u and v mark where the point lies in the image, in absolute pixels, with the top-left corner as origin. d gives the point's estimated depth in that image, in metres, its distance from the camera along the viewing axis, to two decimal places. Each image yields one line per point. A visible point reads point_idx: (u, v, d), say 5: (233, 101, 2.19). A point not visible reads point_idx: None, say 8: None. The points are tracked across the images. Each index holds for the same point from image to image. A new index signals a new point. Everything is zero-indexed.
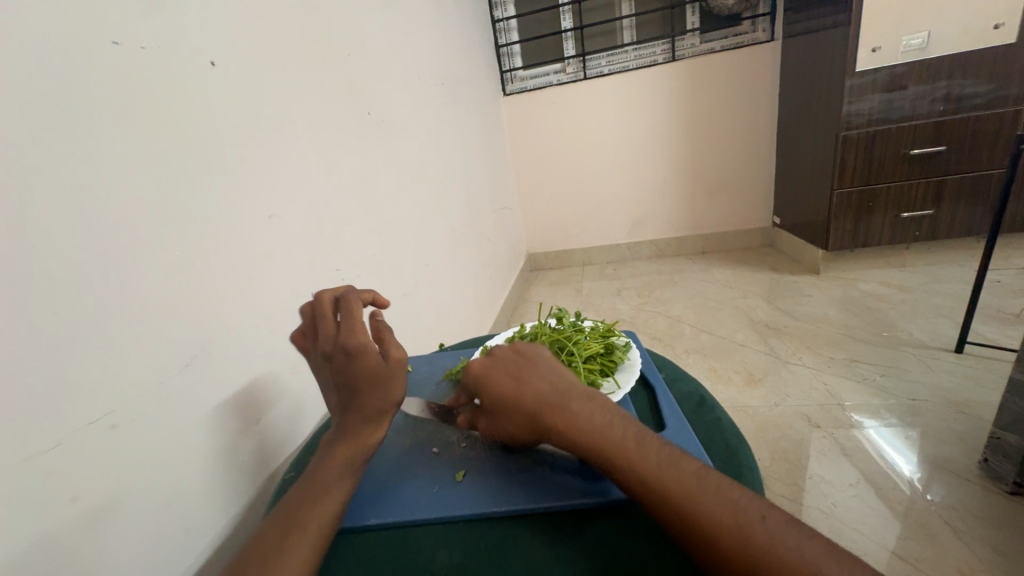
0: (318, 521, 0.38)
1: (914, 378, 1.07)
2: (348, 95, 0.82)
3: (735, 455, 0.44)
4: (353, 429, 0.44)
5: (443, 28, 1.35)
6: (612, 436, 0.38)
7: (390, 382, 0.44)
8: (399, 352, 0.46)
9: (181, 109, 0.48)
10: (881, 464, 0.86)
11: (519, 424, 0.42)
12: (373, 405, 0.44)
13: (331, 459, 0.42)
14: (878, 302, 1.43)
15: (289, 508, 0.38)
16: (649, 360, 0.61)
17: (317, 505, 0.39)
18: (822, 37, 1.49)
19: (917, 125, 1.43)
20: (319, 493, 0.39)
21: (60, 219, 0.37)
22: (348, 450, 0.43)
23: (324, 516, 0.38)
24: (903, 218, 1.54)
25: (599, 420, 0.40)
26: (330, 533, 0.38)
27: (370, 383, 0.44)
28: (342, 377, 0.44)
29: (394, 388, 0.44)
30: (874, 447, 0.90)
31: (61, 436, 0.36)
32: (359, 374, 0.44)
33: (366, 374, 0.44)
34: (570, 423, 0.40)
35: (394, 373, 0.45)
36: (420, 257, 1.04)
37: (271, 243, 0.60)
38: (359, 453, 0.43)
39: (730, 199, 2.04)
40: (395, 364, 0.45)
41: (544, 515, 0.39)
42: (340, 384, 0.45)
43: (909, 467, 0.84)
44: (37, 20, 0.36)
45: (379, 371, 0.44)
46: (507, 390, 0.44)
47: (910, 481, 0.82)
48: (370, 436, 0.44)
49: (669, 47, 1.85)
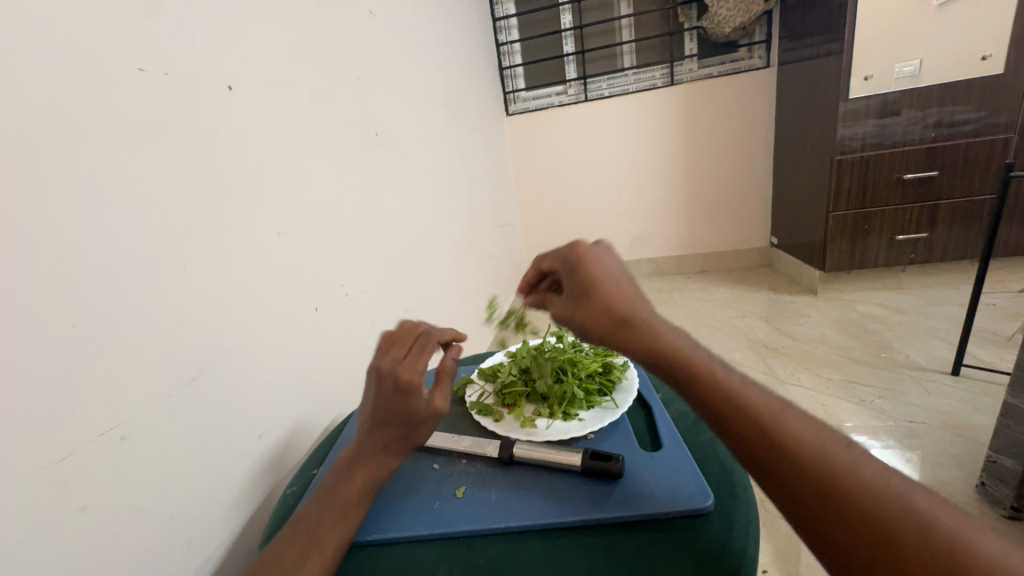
0: (331, 539, 0.39)
1: (911, 400, 1.07)
2: (357, 117, 0.85)
3: (729, 474, 0.44)
4: (373, 452, 0.43)
5: (448, 51, 1.39)
6: (697, 359, 0.39)
7: (423, 426, 0.43)
8: (441, 400, 0.43)
9: (199, 130, 0.51)
10: None
11: (604, 318, 0.42)
12: (398, 437, 0.43)
13: (344, 482, 0.42)
14: (875, 324, 1.44)
15: (299, 525, 0.39)
16: (646, 379, 0.62)
17: (327, 521, 0.39)
18: (816, 65, 1.54)
19: (910, 150, 1.47)
20: (329, 509, 0.40)
21: (83, 238, 0.39)
22: (364, 471, 0.42)
23: (336, 533, 0.39)
24: (898, 240, 1.57)
25: (688, 348, 0.40)
26: (340, 550, 0.39)
27: (404, 420, 0.42)
28: (381, 401, 0.43)
29: (421, 432, 0.43)
30: None
31: (73, 447, 0.37)
32: (396, 406, 0.42)
33: (406, 411, 0.42)
34: (656, 338, 0.40)
35: (428, 419, 0.43)
36: (423, 273, 1.06)
37: (280, 260, 0.62)
38: (369, 474, 0.42)
39: (727, 220, 2.07)
40: (433, 410, 0.43)
41: (544, 532, 0.40)
42: (374, 406, 0.43)
43: None
44: (66, 51, 0.38)
45: (418, 413, 0.42)
46: (599, 282, 0.43)
47: None
48: (385, 458, 0.43)
49: (667, 72, 1.91)
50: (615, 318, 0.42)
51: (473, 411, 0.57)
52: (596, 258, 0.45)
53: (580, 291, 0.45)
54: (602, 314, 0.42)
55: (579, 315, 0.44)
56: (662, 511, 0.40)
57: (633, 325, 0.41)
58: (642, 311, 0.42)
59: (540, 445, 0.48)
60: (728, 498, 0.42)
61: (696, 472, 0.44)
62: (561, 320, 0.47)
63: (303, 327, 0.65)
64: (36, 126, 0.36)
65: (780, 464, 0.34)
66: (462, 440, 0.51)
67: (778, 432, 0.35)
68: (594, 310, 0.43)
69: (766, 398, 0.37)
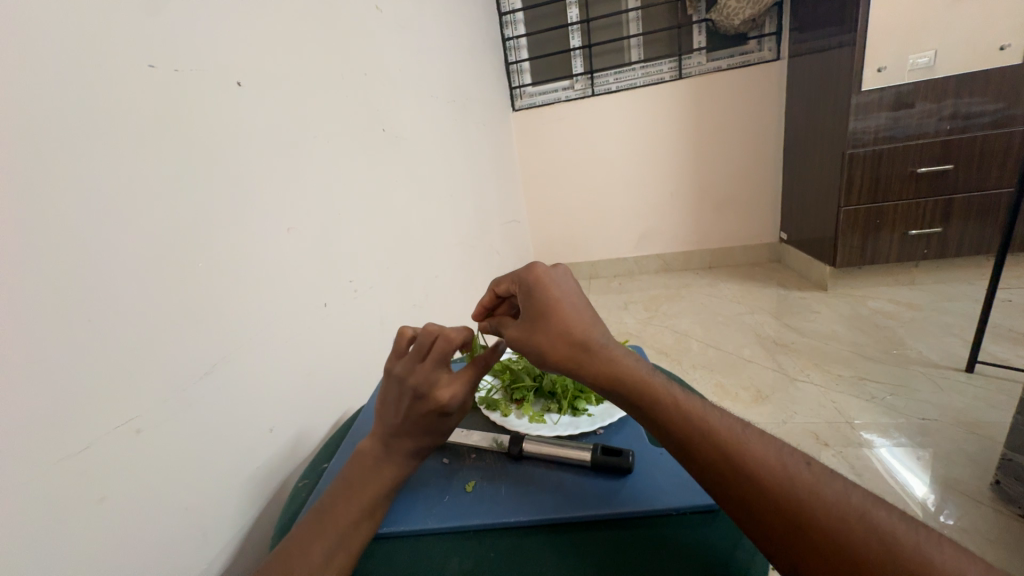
0: (345, 530, 0.39)
1: (924, 397, 1.06)
2: (364, 113, 0.85)
3: None
4: (394, 452, 0.44)
5: (454, 46, 1.39)
6: (652, 383, 0.39)
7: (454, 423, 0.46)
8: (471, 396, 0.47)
9: (208, 125, 0.51)
10: (893, 484, 0.85)
11: (560, 341, 0.43)
12: (431, 440, 0.45)
13: (359, 475, 0.43)
14: (887, 320, 1.42)
15: (313, 516, 0.39)
16: None
17: (340, 513, 0.40)
18: (828, 57, 1.51)
19: (924, 144, 1.44)
20: (342, 501, 0.41)
21: (95, 233, 0.39)
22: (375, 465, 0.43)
23: (350, 524, 0.39)
24: (911, 235, 1.54)
25: (641, 370, 0.41)
26: (355, 541, 0.39)
27: (434, 431, 0.45)
28: (418, 416, 0.43)
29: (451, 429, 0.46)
30: (884, 467, 0.89)
31: (89, 439, 0.38)
32: (436, 418, 0.44)
33: (446, 419, 0.44)
34: (614, 361, 0.41)
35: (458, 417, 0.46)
36: (431, 270, 1.06)
37: (289, 256, 0.62)
38: (383, 466, 0.43)
39: (736, 215, 2.05)
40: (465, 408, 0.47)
41: (554, 526, 0.40)
42: (409, 420, 0.43)
43: (922, 488, 0.83)
44: (74, 47, 0.38)
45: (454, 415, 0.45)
46: (555, 306, 0.44)
47: (922, 502, 0.81)
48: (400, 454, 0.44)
49: (675, 65, 1.89)
50: (572, 342, 0.42)
51: (482, 406, 0.57)
52: (551, 282, 0.46)
53: (535, 316, 0.45)
54: (559, 339, 0.43)
55: (535, 340, 0.45)
56: (672, 507, 0.39)
57: (590, 351, 0.42)
58: (597, 335, 0.43)
59: (550, 440, 0.48)
60: None
61: None
62: (517, 346, 0.47)
63: (312, 323, 0.66)
64: (48, 121, 0.36)
65: (740, 490, 0.33)
66: (471, 435, 0.51)
67: (744, 457, 0.34)
68: (550, 335, 0.43)
69: (720, 419, 0.37)
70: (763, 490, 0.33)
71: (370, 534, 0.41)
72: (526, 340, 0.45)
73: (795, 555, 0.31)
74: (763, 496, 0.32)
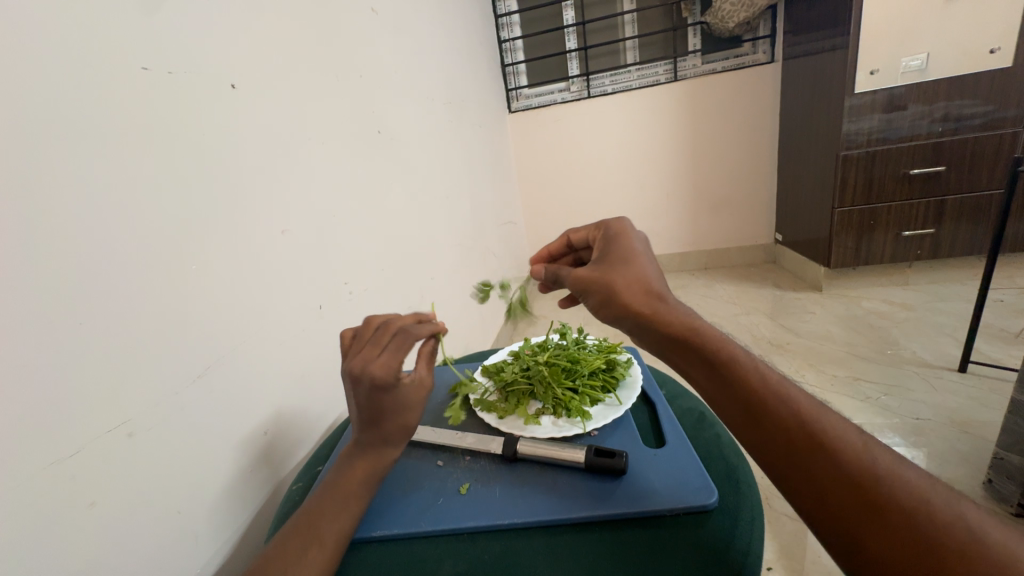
0: (331, 534, 0.39)
1: (918, 397, 1.07)
2: (359, 114, 0.85)
3: (734, 472, 0.44)
4: (370, 447, 0.43)
5: (450, 48, 1.39)
6: (725, 341, 0.40)
7: (414, 403, 0.44)
8: (425, 373, 0.44)
9: (200, 127, 0.51)
10: None
11: (639, 288, 0.44)
12: (394, 424, 0.43)
13: (345, 477, 0.42)
14: (881, 320, 1.43)
15: (302, 521, 0.39)
16: (649, 377, 0.62)
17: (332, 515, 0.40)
18: (822, 59, 1.52)
19: (917, 145, 1.46)
20: (332, 504, 0.40)
21: (89, 235, 0.39)
22: (365, 466, 0.43)
23: (337, 528, 0.39)
24: (905, 236, 1.56)
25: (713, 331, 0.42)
26: (339, 545, 0.39)
27: (395, 410, 0.43)
28: (365, 401, 0.42)
29: (412, 411, 0.43)
30: None
31: (82, 443, 0.38)
32: (382, 398, 0.42)
33: (393, 398, 0.42)
34: (678, 310, 0.42)
35: (417, 397, 0.44)
36: (426, 271, 1.06)
37: (284, 258, 0.62)
38: (374, 468, 0.43)
39: (731, 215, 2.06)
40: (422, 387, 0.44)
41: (550, 527, 0.40)
42: (360, 407, 0.43)
43: None
44: (68, 51, 0.38)
45: (405, 395, 0.43)
46: (638, 254, 0.48)
47: None
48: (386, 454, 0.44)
49: (671, 68, 1.90)
50: (648, 292, 0.44)
51: (476, 408, 0.57)
52: (636, 238, 0.51)
53: (616, 257, 0.48)
54: (634, 279, 0.45)
55: (608, 276, 0.46)
56: (666, 507, 0.40)
57: (660, 295, 0.43)
58: (670, 296, 0.44)
59: (544, 441, 0.48)
60: (731, 496, 0.41)
61: (699, 467, 0.44)
62: (584, 283, 0.48)
63: (307, 326, 0.66)
64: (41, 124, 0.36)
65: (810, 452, 0.34)
66: (464, 437, 0.51)
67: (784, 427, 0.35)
68: (628, 273, 0.45)
69: (801, 392, 0.37)
70: (835, 458, 0.33)
71: (351, 538, 0.41)
72: (599, 276, 0.46)
73: (850, 523, 0.32)
74: (835, 465, 0.33)
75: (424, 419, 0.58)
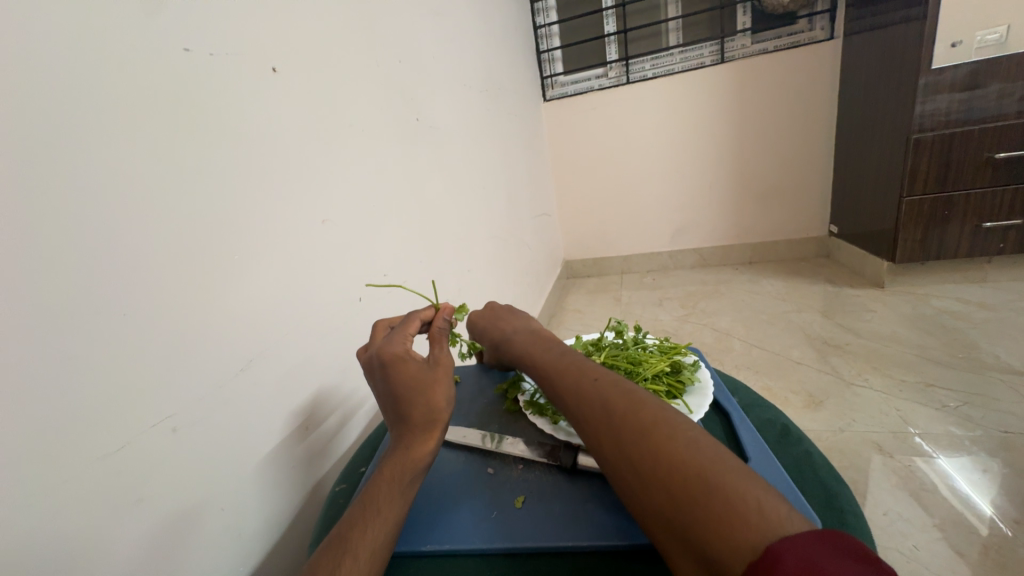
0: (369, 549, 0.35)
1: (1005, 408, 0.95)
2: (399, 103, 0.83)
3: (833, 498, 0.38)
4: (402, 446, 0.41)
5: (486, 34, 1.35)
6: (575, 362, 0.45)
7: (440, 380, 0.43)
8: (446, 354, 0.45)
9: (240, 110, 0.49)
10: (952, 497, 0.78)
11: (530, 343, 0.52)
12: (424, 405, 0.42)
13: (381, 486, 0.39)
14: (955, 321, 1.30)
15: (338, 532, 0.36)
16: (720, 383, 0.56)
17: (369, 524, 0.36)
18: (892, 33, 1.38)
19: (1003, 126, 1.30)
20: (370, 515, 0.37)
21: (127, 222, 0.37)
22: (394, 472, 0.39)
23: (377, 542, 0.36)
24: (985, 228, 1.40)
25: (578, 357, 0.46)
26: (378, 561, 0.35)
27: (417, 388, 0.42)
28: (386, 389, 0.44)
29: (438, 387, 0.42)
30: (941, 478, 0.82)
31: (127, 438, 0.36)
32: (406, 379, 0.43)
33: (415, 376, 0.43)
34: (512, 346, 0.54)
35: (440, 376, 0.44)
36: (463, 263, 1.03)
37: (324, 248, 0.60)
38: (406, 471, 0.40)
39: (781, 207, 1.93)
40: (445, 368, 0.44)
41: (617, 553, 0.36)
42: (386, 396, 0.44)
43: (986, 504, 0.76)
44: (107, 29, 0.37)
45: (425, 374, 0.43)
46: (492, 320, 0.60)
47: (989, 520, 0.73)
48: (418, 452, 0.41)
49: (717, 49, 1.79)
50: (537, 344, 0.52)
51: (527, 411, 0.53)
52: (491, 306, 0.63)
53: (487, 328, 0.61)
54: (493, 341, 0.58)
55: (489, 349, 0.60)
56: None
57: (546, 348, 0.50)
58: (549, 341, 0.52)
59: None
60: (835, 526, 0.36)
61: (791, 490, 0.38)
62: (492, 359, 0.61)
63: (347, 319, 0.64)
64: (78, 107, 0.35)
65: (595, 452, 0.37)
66: (517, 445, 0.48)
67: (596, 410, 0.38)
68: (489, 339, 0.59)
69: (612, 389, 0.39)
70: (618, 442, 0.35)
71: (388, 553, 0.37)
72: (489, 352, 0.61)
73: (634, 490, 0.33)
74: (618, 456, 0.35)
75: (470, 421, 0.55)
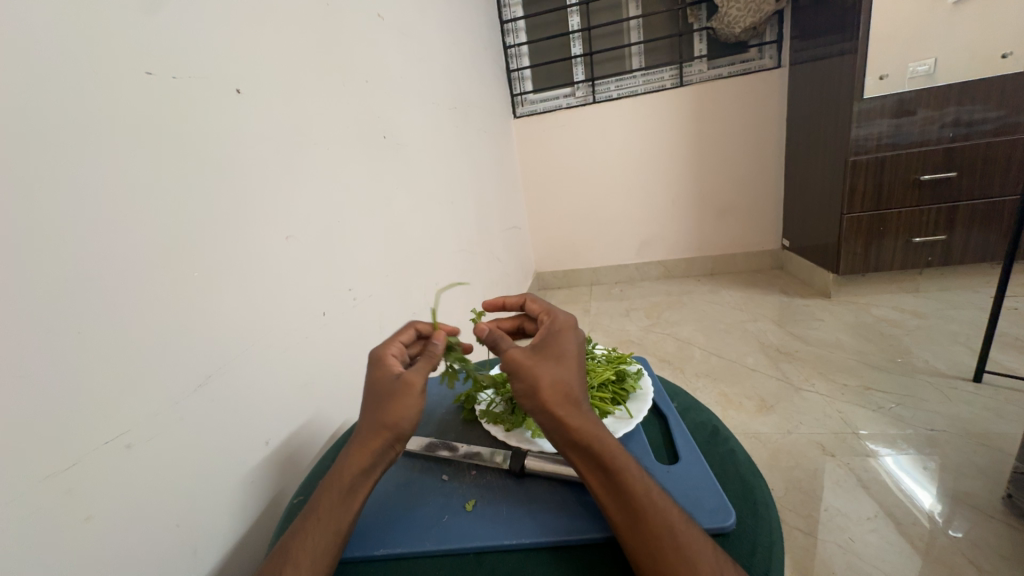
0: (310, 556, 0.37)
1: (931, 408, 1.04)
2: (368, 121, 0.85)
3: (751, 490, 0.43)
4: (347, 454, 0.42)
5: (456, 52, 1.39)
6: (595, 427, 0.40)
7: (404, 398, 0.43)
8: (419, 375, 0.44)
9: (203, 130, 0.50)
10: (900, 495, 0.83)
11: (554, 387, 0.41)
12: (381, 418, 0.43)
13: (324, 496, 0.40)
14: (891, 328, 1.41)
15: (282, 542, 0.38)
16: (661, 389, 0.60)
17: (312, 532, 0.38)
18: (830, 64, 1.51)
19: (926, 151, 1.44)
20: (313, 524, 0.39)
21: (85, 241, 0.38)
22: (337, 478, 0.41)
23: (321, 549, 0.38)
24: (915, 242, 1.53)
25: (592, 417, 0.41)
26: (322, 566, 0.37)
27: (378, 392, 0.44)
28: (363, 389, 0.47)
29: (391, 400, 0.43)
30: (891, 478, 0.87)
31: (80, 455, 0.37)
32: (378, 385, 0.45)
33: (384, 385, 0.44)
34: (559, 384, 0.41)
35: (401, 391, 0.43)
36: (430, 276, 1.05)
37: (287, 263, 0.61)
38: (345, 478, 0.41)
39: (738, 222, 2.04)
40: (412, 386, 0.43)
41: (554, 548, 0.39)
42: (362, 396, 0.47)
43: (929, 500, 0.82)
44: (70, 52, 0.38)
45: (393, 386, 0.44)
46: (570, 353, 0.44)
47: (929, 513, 0.79)
48: (357, 457, 0.41)
49: (676, 73, 1.90)
50: (560, 389, 0.41)
51: (482, 419, 0.55)
52: (569, 326, 0.47)
53: (550, 352, 0.44)
54: (565, 380, 0.42)
55: (537, 366, 0.42)
56: None
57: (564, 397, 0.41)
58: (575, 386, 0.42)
59: (551, 456, 0.48)
60: (751, 516, 0.40)
61: (714, 486, 0.43)
62: (514, 367, 0.43)
63: (310, 332, 0.65)
64: (39, 128, 0.35)
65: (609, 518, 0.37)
66: (471, 451, 0.50)
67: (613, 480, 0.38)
68: (556, 370, 0.42)
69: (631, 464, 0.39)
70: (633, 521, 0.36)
71: (335, 560, 0.39)
72: (523, 358, 0.43)
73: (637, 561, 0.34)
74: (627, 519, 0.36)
75: (428, 430, 0.57)
